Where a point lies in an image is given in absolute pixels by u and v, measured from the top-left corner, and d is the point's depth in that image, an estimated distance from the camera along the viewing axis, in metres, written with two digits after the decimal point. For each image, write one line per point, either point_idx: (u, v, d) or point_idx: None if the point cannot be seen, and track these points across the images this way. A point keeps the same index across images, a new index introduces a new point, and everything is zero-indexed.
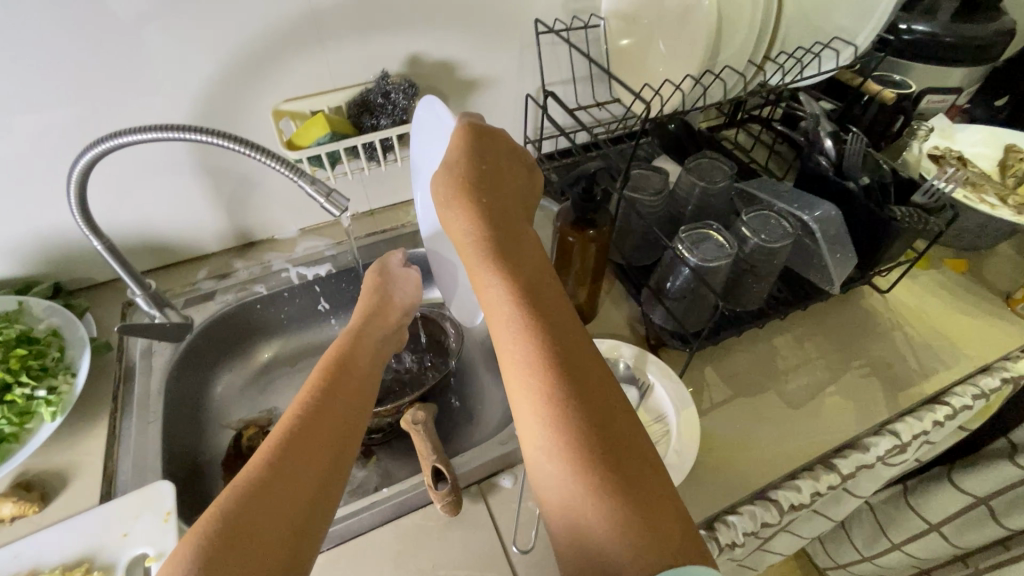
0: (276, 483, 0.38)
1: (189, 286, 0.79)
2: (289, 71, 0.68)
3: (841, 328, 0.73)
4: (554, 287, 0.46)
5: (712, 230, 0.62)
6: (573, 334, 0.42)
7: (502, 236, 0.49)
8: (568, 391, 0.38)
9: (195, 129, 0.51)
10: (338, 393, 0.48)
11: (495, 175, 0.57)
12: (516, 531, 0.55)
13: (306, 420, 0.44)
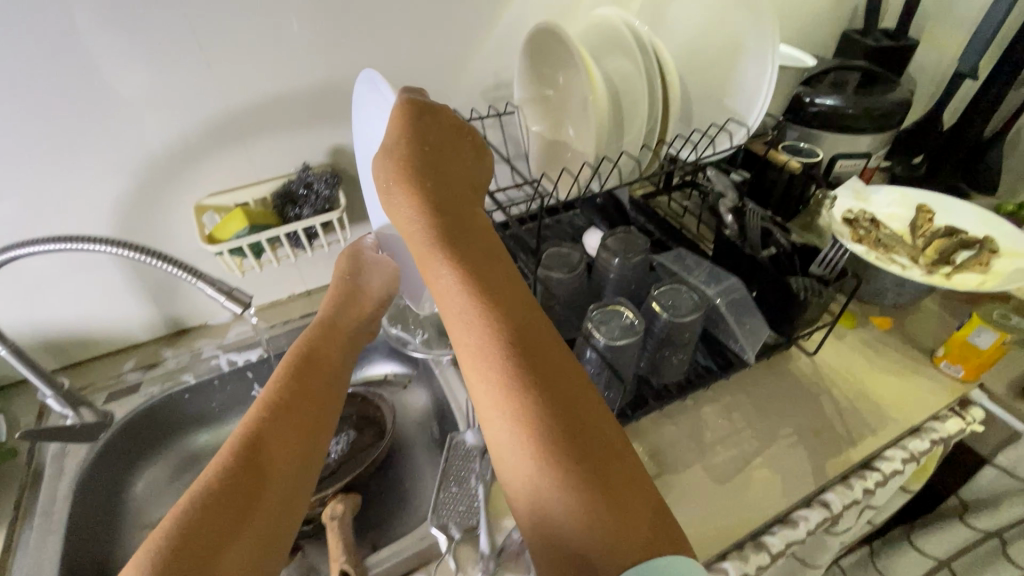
0: (228, 501, 0.44)
1: (114, 378, 0.77)
2: (210, 169, 0.70)
3: (769, 394, 0.73)
4: (496, 269, 0.49)
5: (623, 307, 0.64)
6: (510, 316, 0.45)
7: (445, 227, 0.51)
8: (506, 374, 0.41)
9: (90, 239, 0.52)
10: (289, 415, 0.53)
11: (439, 168, 0.59)
12: None
13: (260, 442, 0.49)
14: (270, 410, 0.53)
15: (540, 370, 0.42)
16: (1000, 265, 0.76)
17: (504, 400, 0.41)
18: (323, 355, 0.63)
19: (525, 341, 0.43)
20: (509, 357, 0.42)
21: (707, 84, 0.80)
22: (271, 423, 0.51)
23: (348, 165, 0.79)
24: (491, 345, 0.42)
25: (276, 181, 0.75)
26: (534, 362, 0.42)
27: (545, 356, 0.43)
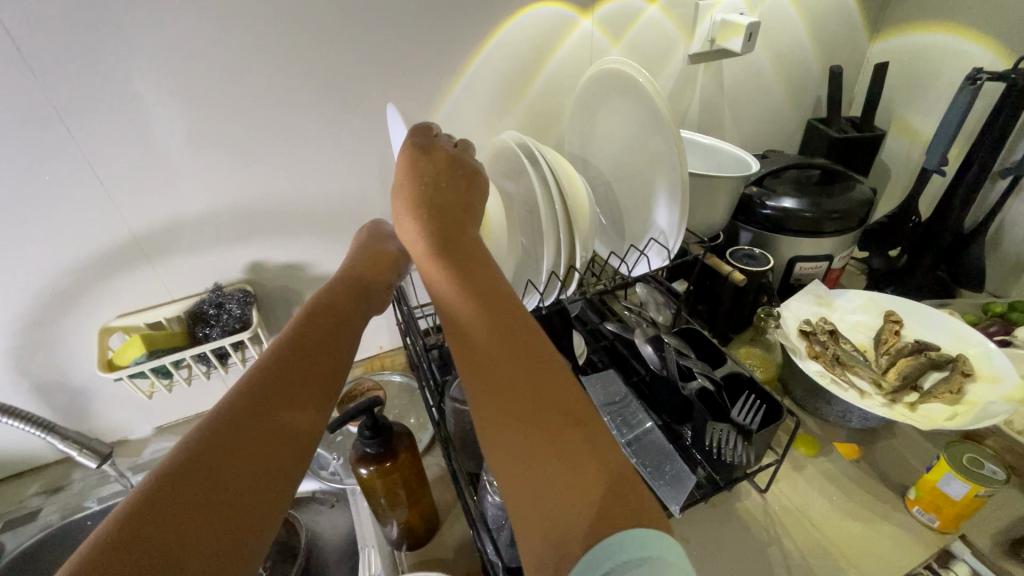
0: (224, 449, 0.36)
1: (16, 503, 0.74)
2: (115, 293, 0.69)
3: (709, 540, 0.64)
4: (491, 268, 0.49)
5: None
6: (507, 305, 0.44)
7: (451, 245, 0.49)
8: (503, 354, 0.40)
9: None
10: (301, 354, 0.45)
11: (450, 168, 0.57)
12: None
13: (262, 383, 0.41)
14: (275, 347, 0.45)
15: (533, 352, 0.41)
16: (975, 392, 0.67)
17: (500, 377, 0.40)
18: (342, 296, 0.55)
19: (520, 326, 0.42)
20: (506, 339, 0.41)
21: (635, 198, 0.75)
22: (281, 360, 0.43)
23: (269, 279, 0.78)
24: (489, 330, 0.42)
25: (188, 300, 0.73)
26: (528, 346, 0.41)
27: (536, 341, 0.42)
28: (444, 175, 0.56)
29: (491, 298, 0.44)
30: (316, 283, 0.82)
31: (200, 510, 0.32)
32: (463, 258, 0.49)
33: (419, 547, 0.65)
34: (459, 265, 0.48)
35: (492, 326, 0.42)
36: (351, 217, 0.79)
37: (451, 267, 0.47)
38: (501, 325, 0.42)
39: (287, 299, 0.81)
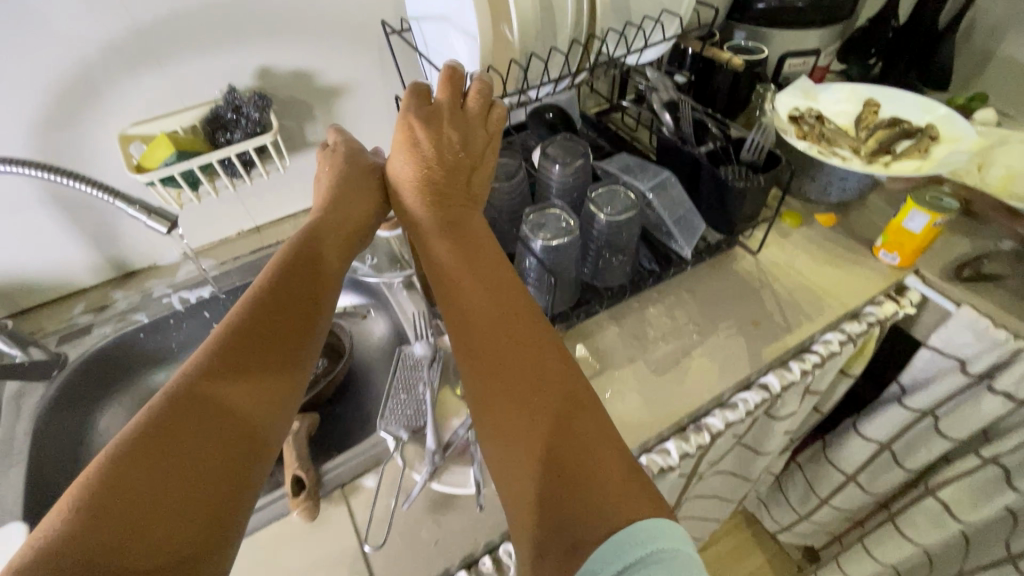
0: (228, 396, 0.38)
1: (66, 321, 0.78)
2: (126, 97, 0.68)
3: (711, 291, 0.74)
4: (495, 257, 0.50)
5: (559, 210, 0.64)
6: (518, 304, 0.46)
7: (466, 248, 0.50)
8: (510, 344, 0.43)
9: (21, 163, 0.54)
10: (291, 304, 0.45)
11: (461, 141, 0.56)
12: (369, 529, 0.54)
13: (254, 332, 0.42)
14: (277, 302, 0.45)
15: (541, 351, 0.43)
16: (939, 151, 0.77)
17: (505, 365, 0.43)
18: (334, 234, 0.54)
19: (528, 324, 0.45)
20: (514, 333, 0.44)
21: None
22: (276, 314, 0.44)
23: (278, 88, 0.77)
24: (496, 323, 0.45)
25: (204, 107, 0.72)
26: (536, 343, 0.44)
27: (541, 340, 0.44)
28: (460, 150, 0.56)
29: (503, 297, 0.47)
30: (323, 94, 0.80)
31: (168, 491, 0.33)
32: (466, 245, 0.51)
33: None
34: (464, 254, 0.50)
35: (505, 322, 0.45)
36: (356, 19, 0.76)
37: (457, 254, 0.50)
38: (510, 321, 0.45)
39: (298, 112, 0.80)
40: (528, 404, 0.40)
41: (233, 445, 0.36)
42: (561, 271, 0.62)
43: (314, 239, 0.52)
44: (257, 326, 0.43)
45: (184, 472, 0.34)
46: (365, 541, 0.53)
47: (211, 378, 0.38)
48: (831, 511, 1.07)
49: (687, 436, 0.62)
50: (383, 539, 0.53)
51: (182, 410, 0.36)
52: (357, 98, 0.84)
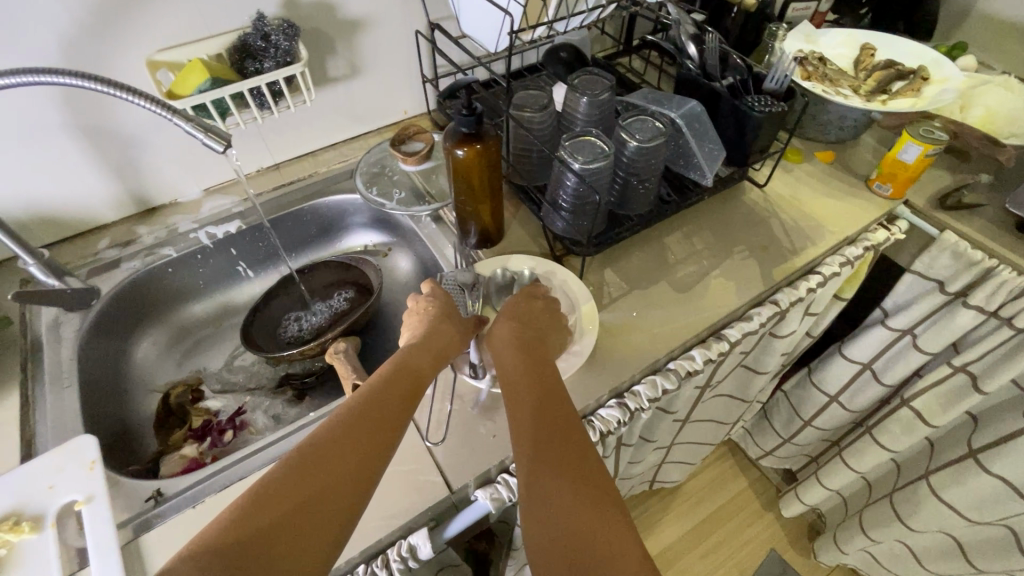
0: (325, 481, 0.45)
1: (91, 256, 0.77)
2: (153, 20, 0.66)
3: (724, 221, 0.80)
4: (559, 390, 0.55)
5: (593, 136, 0.68)
6: (574, 428, 0.51)
7: (530, 374, 0.56)
8: (557, 463, 0.48)
9: (59, 71, 0.51)
10: (387, 405, 0.51)
11: (546, 311, 0.63)
12: (428, 428, 0.59)
13: (356, 430, 0.48)
14: (376, 396, 0.51)
15: (587, 474, 0.48)
16: (930, 92, 0.83)
17: (548, 478, 0.47)
18: (438, 350, 0.58)
19: (578, 443, 0.50)
20: (565, 453, 0.49)
21: None
22: (374, 410, 0.50)
23: (304, 18, 0.76)
24: (550, 443, 0.49)
25: (230, 35, 0.71)
26: (582, 460, 0.48)
27: (589, 463, 0.49)
28: (543, 313, 0.62)
29: (562, 425, 0.51)
30: (347, 26, 0.80)
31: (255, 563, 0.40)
32: (534, 379, 0.55)
33: (493, 248, 0.78)
34: (530, 381, 0.55)
35: (555, 440, 0.50)
36: None
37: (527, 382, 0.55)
38: (563, 441, 0.50)
39: (320, 45, 0.80)
40: (560, 510, 0.45)
41: (317, 525, 0.43)
42: (596, 194, 0.67)
43: (418, 349, 0.57)
44: (358, 426, 0.48)
45: (269, 550, 0.41)
46: (426, 438, 0.59)
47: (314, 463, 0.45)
48: (813, 432, 1.19)
49: (709, 345, 0.68)
50: (444, 436, 0.58)
51: (282, 491, 0.44)
52: (379, 33, 0.83)
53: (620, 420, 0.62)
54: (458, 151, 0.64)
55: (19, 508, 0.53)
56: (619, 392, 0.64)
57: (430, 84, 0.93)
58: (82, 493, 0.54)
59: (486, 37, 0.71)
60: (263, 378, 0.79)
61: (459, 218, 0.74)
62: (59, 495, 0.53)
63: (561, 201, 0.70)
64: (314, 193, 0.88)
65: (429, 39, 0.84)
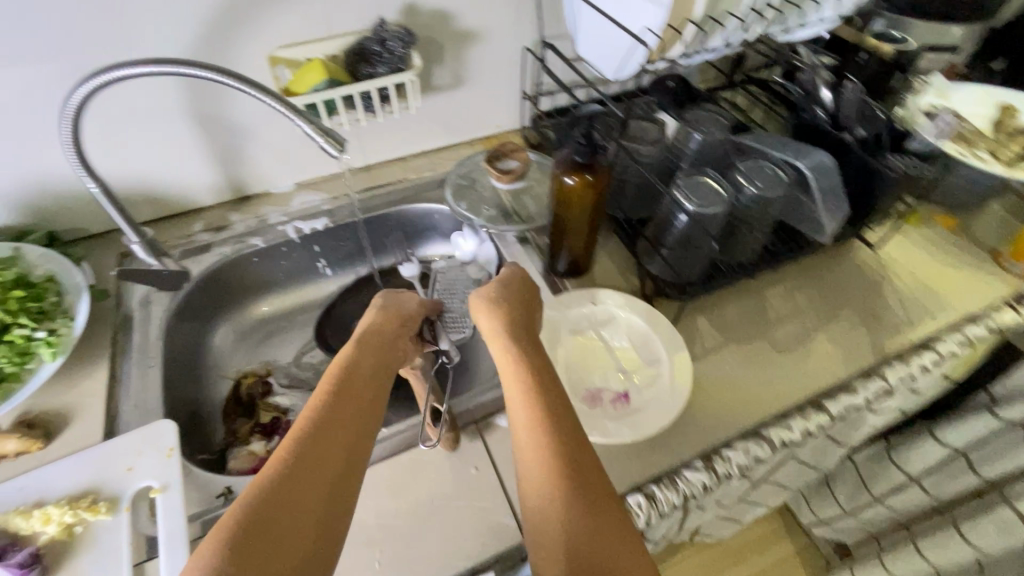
0: (302, 477, 0.43)
1: (186, 237, 0.79)
2: (281, 16, 0.68)
3: (831, 280, 0.74)
4: (533, 351, 0.53)
5: (709, 177, 0.64)
6: (552, 388, 0.49)
7: (521, 345, 0.53)
8: (538, 429, 0.46)
9: (192, 63, 0.50)
10: (353, 395, 0.50)
11: (514, 278, 0.62)
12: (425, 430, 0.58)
13: (328, 423, 0.47)
14: (342, 392, 0.50)
15: (571, 437, 0.46)
16: None
17: (531, 445, 0.45)
18: (383, 343, 0.58)
19: (560, 405, 0.48)
20: (548, 416, 0.46)
21: None
22: (339, 408, 0.48)
23: (420, 25, 0.76)
24: (526, 408, 0.47)
25: (350, 36, 0.72)
26: (565, 424, 0.46)
27: (573, 428, 0.47)
28: (506, 281, 0.61)
29: (536, 385, 0.49)
30: (459, 37, 0.79)
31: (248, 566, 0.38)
32: (507, 343, 0.53)
33: (578, 278, 0.74)
34: (501, 347, 0.53)
35: (531, 403, 0.47)
36: None
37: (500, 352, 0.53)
38: (541, 404, 0.47)
39: (431, 53, 0.79)
40: (540, 472, 0.44)
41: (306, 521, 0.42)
42: (706, 238, 0.63)
43: (361, 342, 0.56)
44: (327, 420, 0.47)
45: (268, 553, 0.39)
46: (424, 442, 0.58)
47: (289, 462, 0.44)
48: (882, 511, 1.09)
49: (807, 415, 0.61)
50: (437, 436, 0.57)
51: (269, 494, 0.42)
52: (489, 46, 0.82)
53: (703, 483, 0.56)
54: (567, 179, 0.62)
55: (97, 486, 0.53)
56: (705, 453, 0.58)
57: (528, 101, 0.91)
58: (159, 479, 0.54)
59: (609, 66, 0.68)
60: (329, 380, 0.78)
61: (552, 243, 0.71)
62: (136, 479, 0.54)
63: (665, 240, 0.67)
64: (402, 198, 0.87)
65: (538, 56, 0.83)
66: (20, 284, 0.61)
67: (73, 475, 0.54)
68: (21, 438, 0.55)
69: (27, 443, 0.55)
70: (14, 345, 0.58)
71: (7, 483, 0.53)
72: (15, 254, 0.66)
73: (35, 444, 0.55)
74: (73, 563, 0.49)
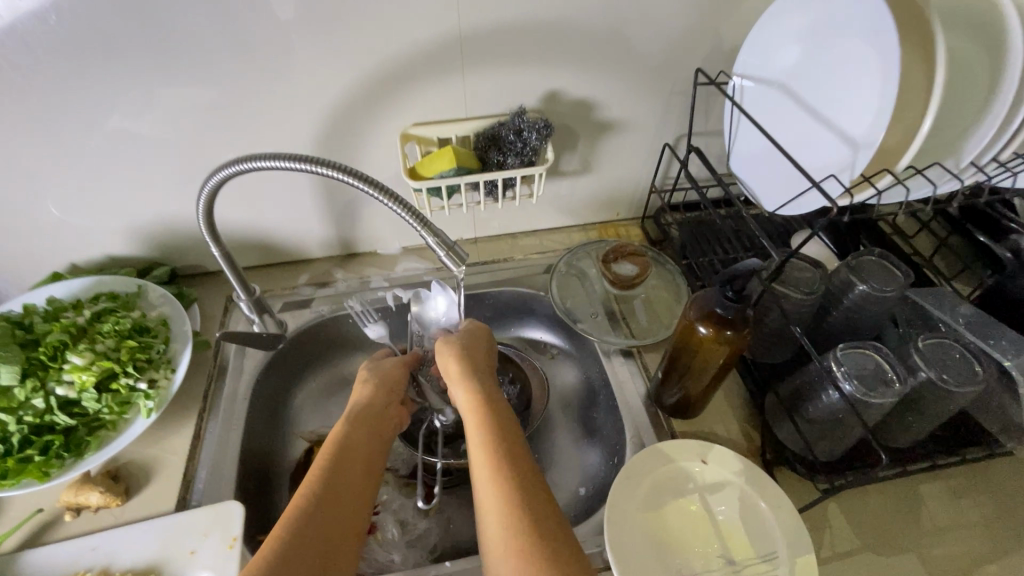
0: (308, 539, 0.44)
1: (291, 289, 0.79)
2: (422, 96, 0.66)
3: (1014, 490, 0.59)
4: (502, 407, 0.55)
5: (877, 354, 0.53)
6: (512, 434, 0.51)
7: (476, 407, 0.54)
8: (499, 476, 0.46)
9: (326, 163, 0.49)
10: (352, 461, 0.52)
11: (484, 339, 0.65)
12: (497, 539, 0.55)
13: (331, 487, 0.49)
14: (342, 456, 0.52)
15: (532, 485, 0.46)
16: None
17: (493, 487, 0.46)
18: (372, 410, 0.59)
19: (514, 451, 0.49)
20: (503, 459, 0.48)
21: None
22: (337, 468, 0.51)
23: (559, 113, 0.71)
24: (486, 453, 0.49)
25: (486, 122, 0.69)
26: (525, 469, 0.47)
27: (536, 477, 0.47)
28: (470, 341, 0.64)
29: (497, 435, 0.50)
30: (598, 127, 0.73)
31: None
32: (472, 395, 0.56)
33: (687, 419, 0.65)
34: (476, 405, 0.54)
35: (495, 452, 0.48)
36: (666, 62, 0.67)
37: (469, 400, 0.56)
38: (497, 450, 0.48)
39: (564, 140, 0.74)
40: (503, 515, 0.44)
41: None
42: (860, 427, 0.52)
43: (355, 416, 0.58)
44: (329, 485, 0.49)
45: None
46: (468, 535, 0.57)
47: (296, 526, 0.45)
48: None
49: None
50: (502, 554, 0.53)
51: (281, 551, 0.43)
52: (627, 139, 0.76)
53: None
54: (701, 328, 0.54)
55: (160, 563, 0.52)
56: None
57: (657, 195, 0.84)
58: (216, 574, 0.52)
59: (774, 196, 0.65)
60: (396, 462, 0.72)
61: (663, 377, 0.63)
62: (196, 565, 0.52)
63: (804, 410, 0.56)
64: (505, 278, 0.82)
65: (679, 156, 0.75)
66: (135, 330, 0.63)
67: (140, 546, 0.53)
68: (104, 492, 0.55)
69: (108, 499, 0.56)
70: (117, 394, 0.59)
71: (83, 538, 0.54)
72: (139, 292, 0.69)
73: (115, 500, 0.56)
74: None
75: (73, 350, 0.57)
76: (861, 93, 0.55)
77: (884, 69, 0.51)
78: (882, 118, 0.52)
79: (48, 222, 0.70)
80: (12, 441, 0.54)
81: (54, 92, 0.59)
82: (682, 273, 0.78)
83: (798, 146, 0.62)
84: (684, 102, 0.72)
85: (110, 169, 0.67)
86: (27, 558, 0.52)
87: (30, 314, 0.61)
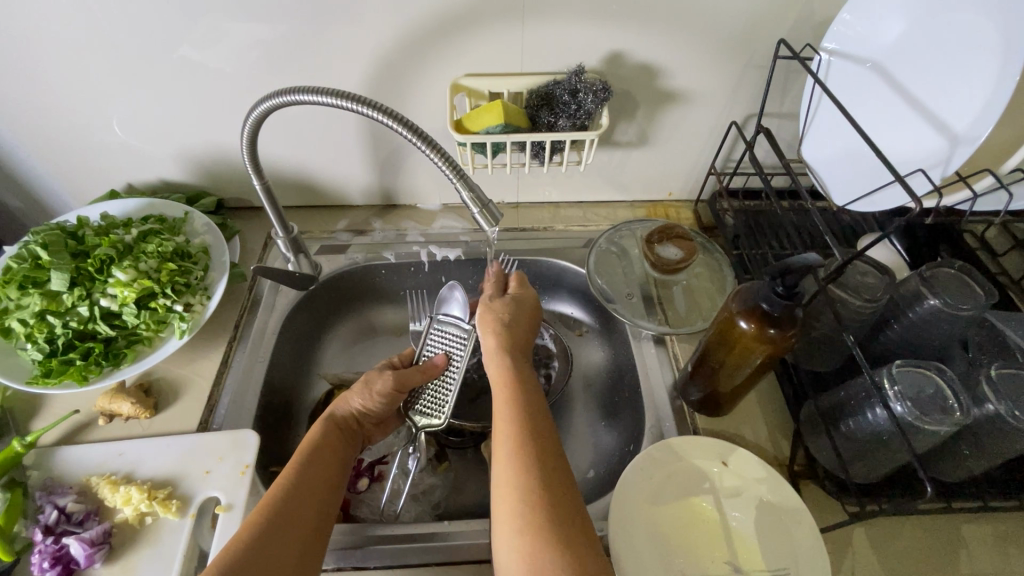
0: (291, 511, 0.46)
1: (328, 233, 0.80)
2: (476, 47, 0.63)
3: None
4: (532, 386, 0.53)
5: (939, 375, 0.48)
6: (534, 410, 0.50)
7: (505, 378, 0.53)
8: (519, 440, 0.46)
9: (366, 102, 0.47)
10: (330, 458, 0.53)
11: (527, 310, 0.61)
12: None
13: (324, 459, 0.53)
14: (328, 443, 0.54)
15: (548, 460, 0.45)
16: None
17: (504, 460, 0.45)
18: (351, 423, 0.60)
19: (536, 427, 0.47)
20: (522, 431, 0.47)
21: None
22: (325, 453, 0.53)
23: (619, 77, 0.66)
24: (507, 428, 0.48)
25: (541, 78, 0.65)
26: (543, 436, 0.47)
27: (554, 447, 0.46)
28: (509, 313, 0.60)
29: (520, 414, 0.49)
30: (660, 97, 0.68)
31: (256, 550, 0.42)
32: (504, 368, 0.55)
33: (713, 417, 0.61)
34: (502, 378, 0.54)
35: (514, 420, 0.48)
36: (746, 30, 0.61)
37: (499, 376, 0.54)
38: (518, 423, 0.48)
39: (622, 107, 0.70)
40: (508, 486, 0.43)
41: (293, 551, 0.44)
42: (906, 454, 0.47)
43: (335, 420, 0.58)
44: (313, 469, 0.51)
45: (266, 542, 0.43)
46: None
47: (291, 492, 0.47)
48: None
49: None
50: None
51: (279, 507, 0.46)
52: (690, 113, 0.70)
53: None
54: (742, 322, 0.50)
55: (176, 479, 0.55)
56: None
57: (714, 178, 0.78)
58: (226, 496, 0.54)
59: (848, 190, 0.59)
60: None
61: (692, 369, 0.60)
62: (208, 485, 0.54)
63: (844, 426, 0.52)
64: (540, 247, 0.80)
65: (744, 136, 0.69)
66: (177, 255, 0.64)
67: (159, 459, 0.56)
68: (134, 404, 0.59)
69: (138, 410, 0.59)
70: (154, 313, 0.61)
71: (111, 444, 0.57)
72: (184, 218, 0.70)
73: (143, 412, 0.59)
74: (134, 553, 0.50)
75: (117, 266, 0.59)
76: (969, 86, 0.48)
77: (1004, 55, 0.45)
78: (990, 113, 0.46)
79: (107, 141, 0.72)
80: (57, 344, 0.57)
81: (117, 10, 0.59)
82: (729, 262, 0.73)
83: (883, 139, 0.56)
84: (760, 77, 0.66)
85: (167, 95, 0.67)
86: (63, 454, 0.56)
87: (83, 228, 0.63)
